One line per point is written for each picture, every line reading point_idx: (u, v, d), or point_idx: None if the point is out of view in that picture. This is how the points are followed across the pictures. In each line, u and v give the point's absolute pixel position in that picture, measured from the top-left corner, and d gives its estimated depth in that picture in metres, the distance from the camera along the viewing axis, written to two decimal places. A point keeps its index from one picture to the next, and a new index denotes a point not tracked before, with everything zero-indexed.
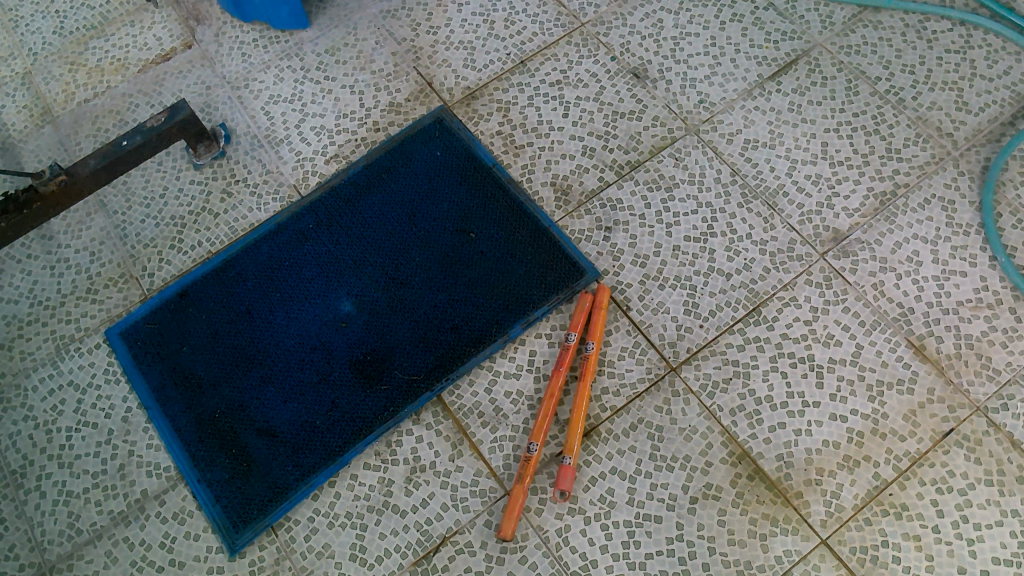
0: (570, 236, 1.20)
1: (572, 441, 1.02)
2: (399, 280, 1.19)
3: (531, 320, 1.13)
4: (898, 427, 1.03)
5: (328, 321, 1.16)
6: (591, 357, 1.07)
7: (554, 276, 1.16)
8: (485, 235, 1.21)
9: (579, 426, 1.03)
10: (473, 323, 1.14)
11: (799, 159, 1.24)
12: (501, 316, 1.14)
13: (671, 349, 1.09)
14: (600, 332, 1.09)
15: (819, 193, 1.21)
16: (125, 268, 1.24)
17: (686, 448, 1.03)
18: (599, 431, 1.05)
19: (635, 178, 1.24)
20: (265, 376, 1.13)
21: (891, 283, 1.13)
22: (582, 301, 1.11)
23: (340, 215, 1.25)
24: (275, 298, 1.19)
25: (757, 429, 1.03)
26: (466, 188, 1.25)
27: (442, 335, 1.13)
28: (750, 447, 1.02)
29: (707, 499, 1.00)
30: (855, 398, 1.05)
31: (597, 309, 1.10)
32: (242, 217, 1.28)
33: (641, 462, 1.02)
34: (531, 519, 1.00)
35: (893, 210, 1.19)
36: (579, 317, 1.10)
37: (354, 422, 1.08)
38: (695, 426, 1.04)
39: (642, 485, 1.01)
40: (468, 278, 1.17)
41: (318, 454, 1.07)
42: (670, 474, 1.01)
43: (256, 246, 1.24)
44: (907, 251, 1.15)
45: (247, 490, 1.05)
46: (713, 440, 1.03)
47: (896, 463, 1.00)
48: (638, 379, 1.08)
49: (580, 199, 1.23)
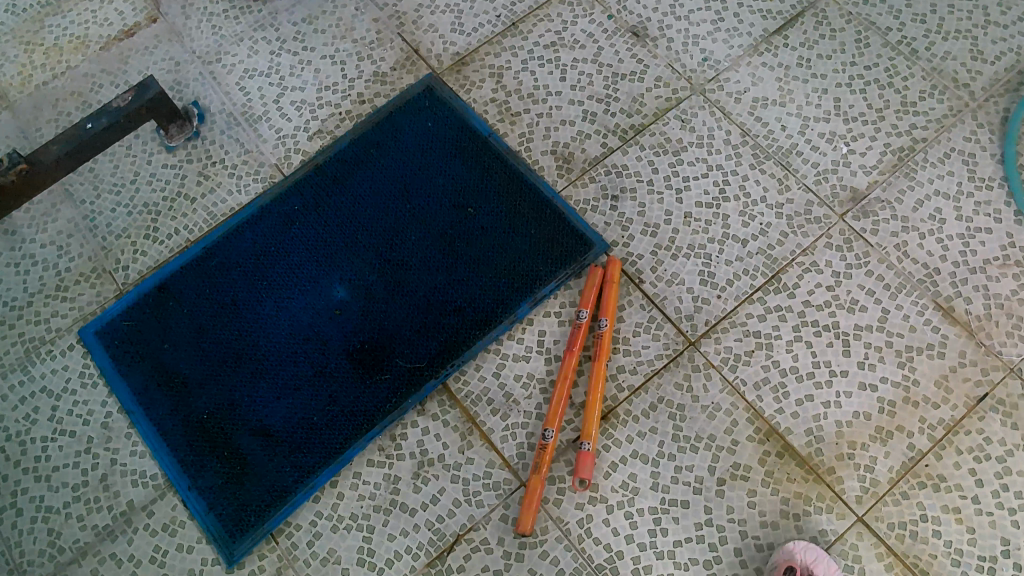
0: (575, 207, 1.13)
1: (589, 425, 0.96)
2: (394, 262, 1.11)
3: (538, 299, 1.06)
4: (931, 395, 0.97)
5: (320, 310, 1.09)
6: (604, 335, 1.01)
7: (561, 251, 1.09)
8: (485, 210, 1.13)
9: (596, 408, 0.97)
10: (477, 305, 1.07)
11: (812, 117, 1.18)
12: (506, 296, 1.07)
13: (688, 323, 1.03)
14: (613, 308, 1.03)
15: (834, 151, 1.15)
16: (97, 262, 1.16)
17: (710, 427, 0.97)
18: (617, 413, 0.99)
19: (641, 142, 1.17)
20: (256, 372, 1.06)
21: (914, 244, 1.07)
22: (592, 276, 1.05)
23: (327, 194, 1.17)
24: (262, 287, 1.12)
25: (784, 403, 0.98)
26: (462, 161, 1.17)
27: (443, 319, 1.06)
28: (778, 423, 0.97)
29: (736, 480, 0.94)
30: (884, 365, 0.99)
31: (609, 285, 1.04)
32: (220, 201, 1.19)
33: (663, 444, 0.96)
34: (550, 511, 0.94)
35: (912, 167, 1.13)
36: (589, 295, 1.04)
37: (354, 416, 1.01)
38: (718, 404, 0.98)
39: (666, 469, 0.95)
40: (468, 257, 1.10)
41: (317, 453, 1.00)
42: (695, 455, 0.96)
43: (239, 232, 1.16)
44: (929, 209, 1.09)
45: (242, 496, 0.98)
46: (738, 417, 0.97)
47: (931, 432, 0.95)
48: (656, 356, 1.01)
49: (583, 167, 1.16)
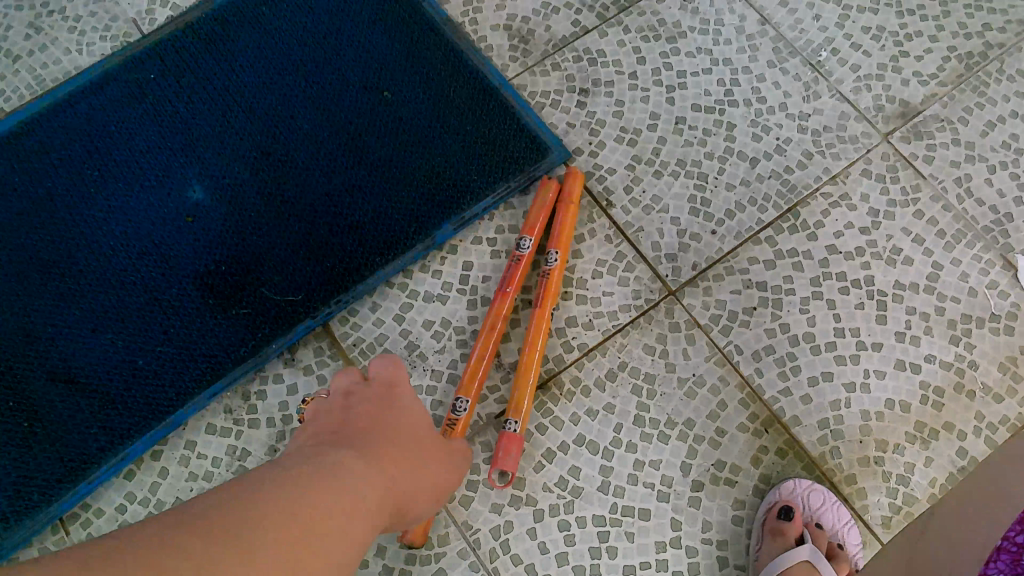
0: (528, 100, 0.83)
1: (519, 398, 0.67)
2: (276, 156, 0.81)
3: (466, 219, 0.77)
4: (992, 384, 0.70)
5: (166, 215, 0.79)
6: (552, 275, 0.71)
7: (504, 157, 0.79)
8: (407, 95, 0.83)
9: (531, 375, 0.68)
10: (381, 221, 0.77)
11: (855, 5, 0.88)
12: (422, 212, 0.77)
13: (669, 265, 0.75)
14: (568, 239, 0.74)
15: (881, 51, 0.85)
16: None
17: (688, 410, 0.70)
18: (560, 383, 0.71)
19: (625, 22, 0.86)
20: (68, 294, 0.76)
21: (981, 180, 0.79)
22: (546, 193, 0.75)
23: (197, 60, 0.85)
24: (91, 179, 0.81)
25: (792, 383, 0.71)
26: (383, 28, 0.86)
27: (333, 238, 0.76)
28: (782, 411, 0.70)
29: (717, 486, 0.68)
30: (931, 339, 0.72)
31: (568, 209, 0.74)
32: (52, 61, 0.87)
33: (620, 429, 0.70)
34: (454, 514, 0.67)
35: (985, 77, 0.84)
36: (539, 217, 0.74)
37: (194, 364, 0.72)
38: (701, 378, 0.71)
39: (621, 464, 0.68)
40: (377, 157, 0.80)
41: (136, 412, 0.71)
42: (663, 448, 0.69)
43: (70, 102, 0.84)
44: (1002, 135, 0.81)
45: (25, 464, 0.70)
46: (726, 399, 0.70)
47: (989, 435, 0.69)
48: (620, 308, 0.73)
49: (545, 50, 0.85)
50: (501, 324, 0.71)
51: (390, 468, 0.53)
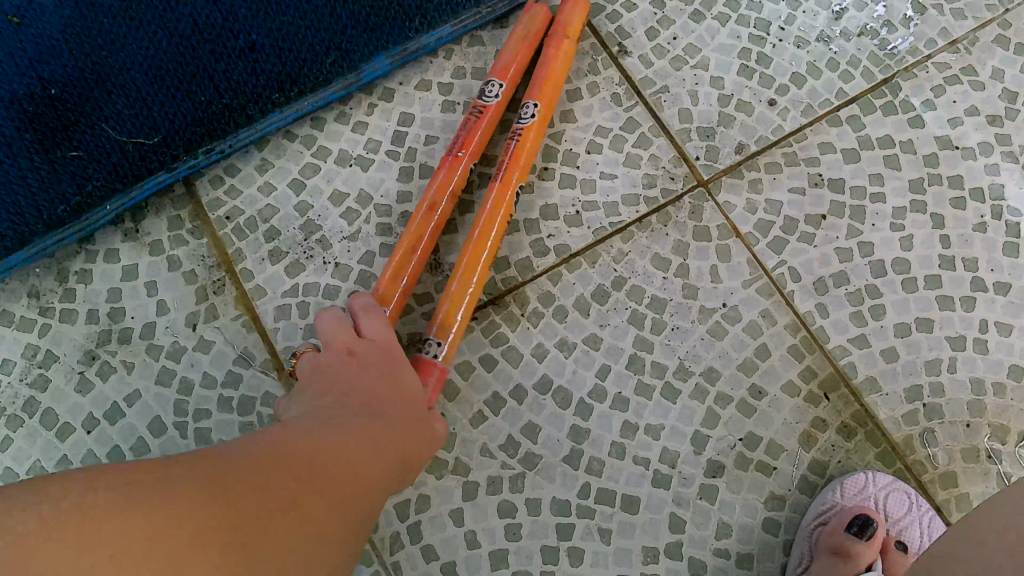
0: None
1: (449, 312, 0.44)
2: None
3: (410, 51, 0.52)
4: None
5: None
6: (525, 137, 0.47)
7: None
8: None
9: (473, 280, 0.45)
10: (288, 45, 0.52)
11: None
12: (347, 37, 0.52)
13: (703, 143, 0.50)
14: (558, 88, 0.49)
15: None
16: None
17: (710, 356, 0.47)
18: (523, 300, 0.47)
19: None
20: None
21: None
22: (531, 20, 0.50)
23: None
24: None
25: (869, 331, 0.47)
26: None
27: (215, 65, 0.51)
28: (851, 370, 0.46)
29: (742, 472, 0.45)
30: None
31: (560, 40, 0.48)
32: None
33: (606, 376, 0.46)
34: None
35: None
36: (518, 55, 0.49)
37: None
38: (733, 312, 0.47)
39: (602, 428, 0.46)
40: None
41: None
42: (667, 409, 0.46)
43: None
44: None
45: None
46: (769, 345, 0.47)
47: None
48: (624, 199, 0.49)
49: None
50: (445, 203, 0.46)
51: (412, 439, 0.36)
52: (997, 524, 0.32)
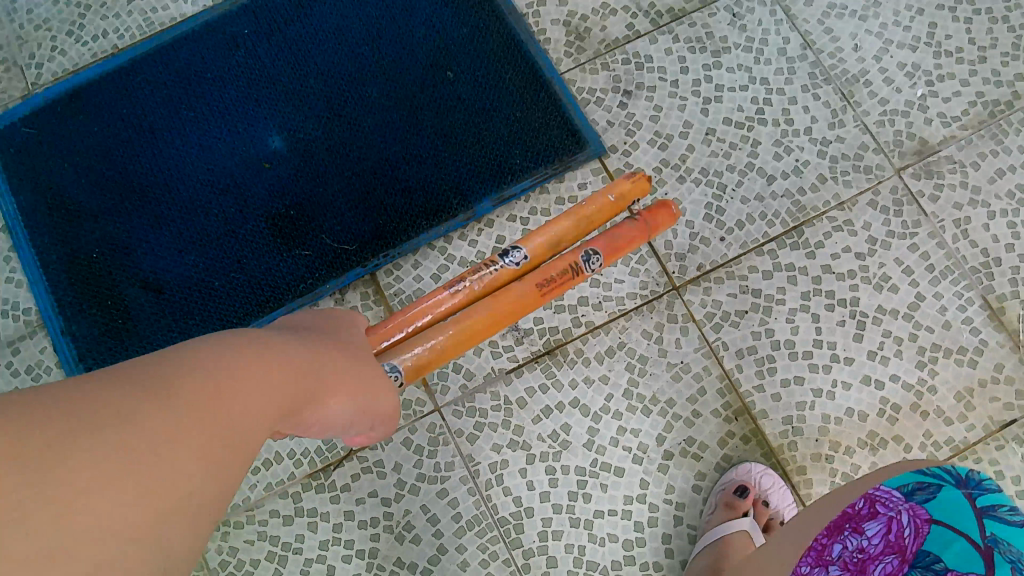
0: (575, 94, 0.91)
1: (416, 357, 0.70)
2: (345, 119, 0.91)
3: (505, 197, 0.87)
4: (946, 409, 0.79)
5: (247, 158, 0.90)
6: (565, 282, 0.74)
7: (545, 144, 0.88)
8: (467, 76, 0.91)
9: (442, 347, 0.71)
10: (431, 188, 0.87)
11: (896, 40, 0.93)
12: (466, 186, 0.87)
13: (678, 262, 0.84)
14: (617, 253, 0.76)
15: (911, 90, 0.91)
16: (8, 52, 0.99)
17: (672, 390, 0.81)
18: (566, 351, 0.82)
19: (676, 32, 0.93)
20: (160, 215, 0.88)
21: (979, 223, 0.85)
22: (634, 185, 0.77)
23: (284, 22, 0.95)
24: (188, 118, 0.92)
25: (766, 381, 0.81)
26: (453, 10, 0.93)
27: (388, 199, 0.87)
28: (753, 403, 0.80)
29: (684, 458, 0.79)
30: (899, 361, 0.80)
31: (640, 220, 0.76)
32: (163, 8, 0.99)
33: (611, 398, 0.81)
34: (461, 447, 0.79)
35: (1003, 127, 0.89)
36: (603, 210, 0.76)
37: (260, 290, 0.85)
38: (687, 365, 0.81)
39: (606, 428, 0.80)
40: (434, 130, 0.89)
41: (209, 325, 0.84)
42: (644, 419, 0.80)
43: (175, 49, 0.96)
44: (1008, 184, 0.87)
45: (118, 354, 0.84)
46: (707, 386, 0.81)
47: (932, 451, 0.78)
48: (629, 294, 0.83)
49: (597, 49, 0.93)
50: (484, 279, 0.73)
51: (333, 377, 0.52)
52: (825, 503, 0.59)
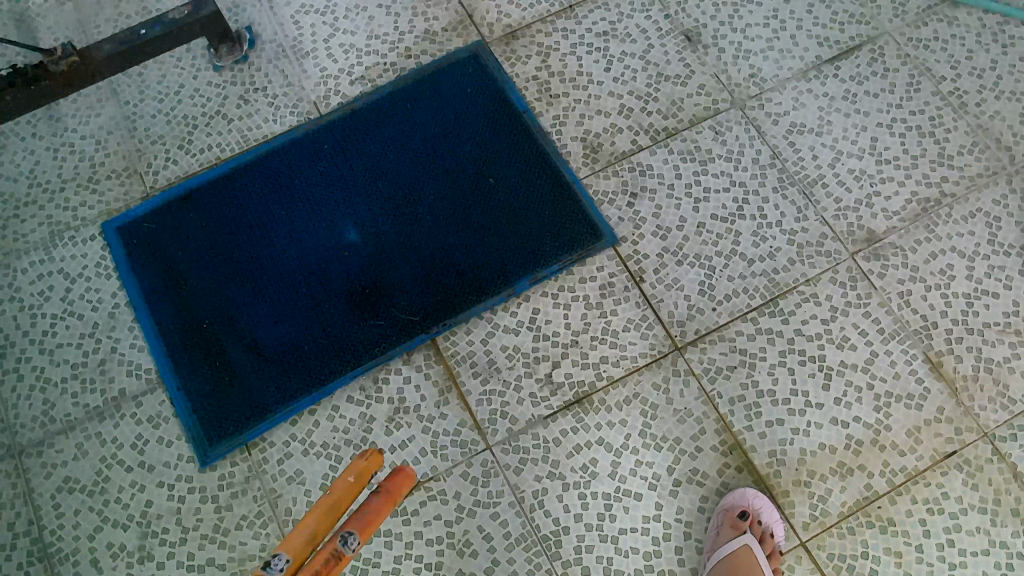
0: (593, 196, 1.14)
1: None
2: (408, 216, 1.13)
3: (539, 277, 1.09)
4: (899, 442, 0.98)
5: (329, 247, 1.12)
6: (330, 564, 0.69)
7: (570, 236, 1.11)
8: (506, 182, 1.14)
9: None
10: (479, 271, 1.09)
11: (845, 151, 1.17)
12: (508, 269, 1.09)
13: (679, 328, 1.06)
14: (370, 530, 0.73)
15: (859, 190, 1.14)
16: (130, 162, 1.19)
17: (678, 430, 1.00)
18: (592, 399, 1.02)
19: (671, 147, 1.17)
20: (260, 293, 1.09)
21: (918, 294, 1.07)
22: (368, 461, 0.77)
23: (358, 139, 1.18)
24: (281, 215, 1.14)
25: (754, 422, 1.00)
26: (493, 131, 1.18)
27: (445, 279, 1.09)
28: (744, 439, 0.99)
29: (690, 484, 0.97)
30: (860, 405, 1.00)
31: (381, 494, 0.75)
32: (257, 126, 1.21)
33: (630, 437, 1.00)
34: (509, 478, 0.99)
35: (934, 218, 1.12)
36: (346, 491, 0.76)
37: (342, 353, 1.06)
38: (690, 410, 1.01)
39: (626, 461, 0.99)
40: (481, 224, 1.12)
41: (301, 381, 1.04)
42: (657, 453, 0.99)
43: (267, 158, 1.18)
44: (941, 263, 1.09)
45: (225, 405, 1.04)
46: (706, 427, 1.00)
47: (890, 477, 0.96)
48: (640, 354, 1.04)
49: (609, 160, 1.16)
50: None
51: None
52: None
